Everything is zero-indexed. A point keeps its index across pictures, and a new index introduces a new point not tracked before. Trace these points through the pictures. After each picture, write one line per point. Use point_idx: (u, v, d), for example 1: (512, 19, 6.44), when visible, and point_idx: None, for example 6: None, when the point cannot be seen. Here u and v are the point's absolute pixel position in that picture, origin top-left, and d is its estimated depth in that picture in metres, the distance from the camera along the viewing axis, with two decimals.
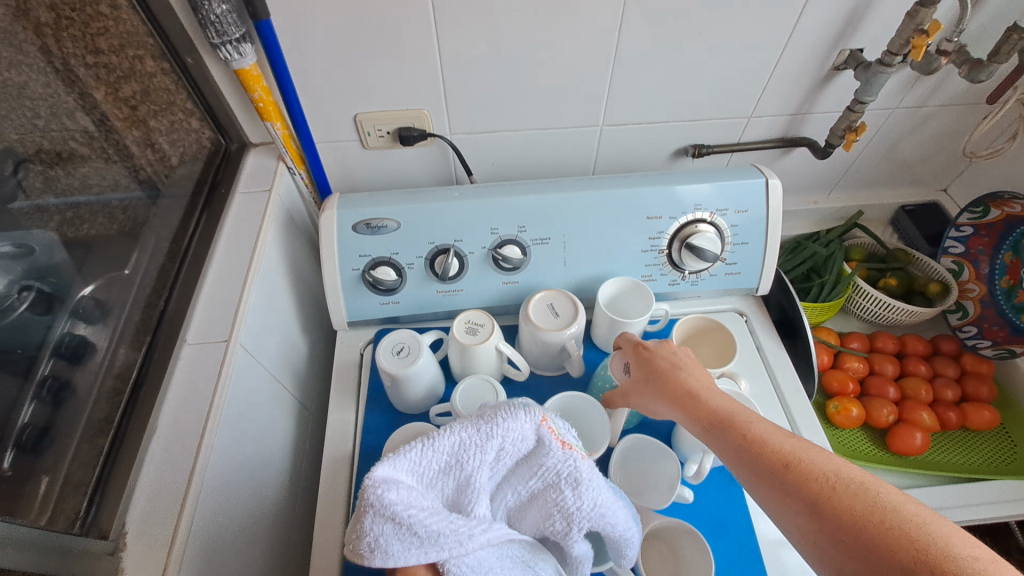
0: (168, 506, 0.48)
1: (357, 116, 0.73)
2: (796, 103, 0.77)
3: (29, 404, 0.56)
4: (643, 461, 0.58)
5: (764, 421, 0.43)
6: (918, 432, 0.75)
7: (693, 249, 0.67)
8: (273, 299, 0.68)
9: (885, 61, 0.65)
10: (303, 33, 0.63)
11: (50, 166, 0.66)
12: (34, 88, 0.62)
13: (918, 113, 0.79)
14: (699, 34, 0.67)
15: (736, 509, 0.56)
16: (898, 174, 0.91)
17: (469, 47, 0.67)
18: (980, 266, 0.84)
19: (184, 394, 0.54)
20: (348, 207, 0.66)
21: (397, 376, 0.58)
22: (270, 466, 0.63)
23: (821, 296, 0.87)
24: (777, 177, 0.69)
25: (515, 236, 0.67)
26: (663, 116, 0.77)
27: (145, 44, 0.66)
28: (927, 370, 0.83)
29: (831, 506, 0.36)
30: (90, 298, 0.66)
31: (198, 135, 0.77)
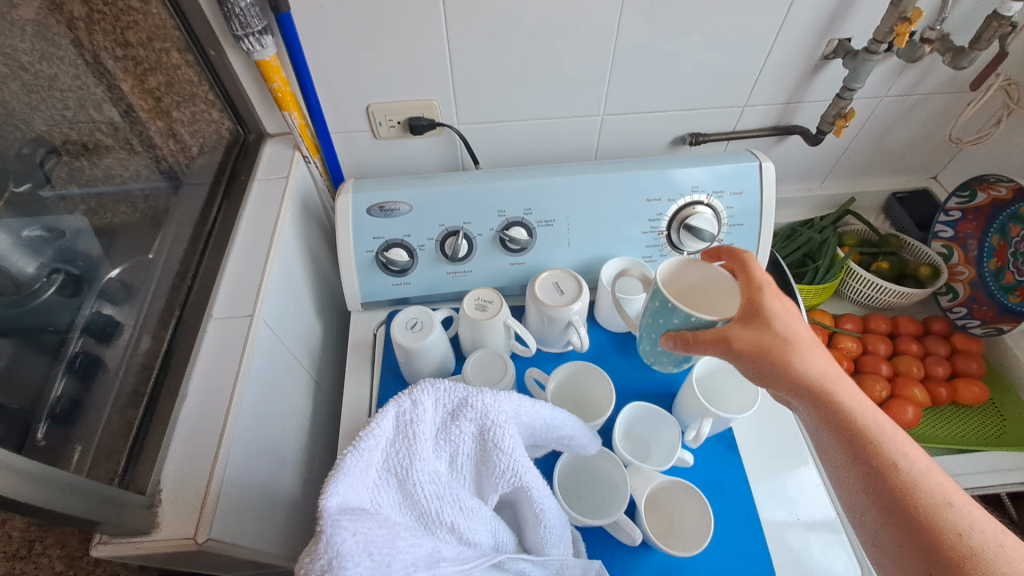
0: (199, 466, 0.51)
1: (369, 107, 0.76)
2: (788, 92, 0.81)
3: (61, 378, 0.58)
4: (645, 428, 0.62)
5: (872, 411, 0.47)
6: (910, 406, 0.78)
7: (691, 229, 0.71)
8: (291, 281, 0.71)
9: (871, 49, 0.68)
10: (319, 27, 0.67)
11: (75, 157, 0.69)
12: (64, 80, 0.66)
13: (906, 101, 0.83)
14: (694, 25, 0.71)
15: (734, 474, 0.59)
16: (889, 161, 0.94)
17: (476, 40, 0.70)
18: (969, 249, 0.87)
19: (212, 365, 0.58)
20: (362, 191, 0.69)
21: (409, 348, 0.61)
22: (289, 437, 0.66)
23: (815, 279, 0.90)
24: (770, 161, 0.72)
25: (522, 219, 0.71)
26: (661, 105, 0.81)
27: (171, 37, 0.70)
28: (918, 349, 0.86)
29: (911, 513, 0.42)
30: (116, 280, 0.69)
31: (218, 126, 0.81)
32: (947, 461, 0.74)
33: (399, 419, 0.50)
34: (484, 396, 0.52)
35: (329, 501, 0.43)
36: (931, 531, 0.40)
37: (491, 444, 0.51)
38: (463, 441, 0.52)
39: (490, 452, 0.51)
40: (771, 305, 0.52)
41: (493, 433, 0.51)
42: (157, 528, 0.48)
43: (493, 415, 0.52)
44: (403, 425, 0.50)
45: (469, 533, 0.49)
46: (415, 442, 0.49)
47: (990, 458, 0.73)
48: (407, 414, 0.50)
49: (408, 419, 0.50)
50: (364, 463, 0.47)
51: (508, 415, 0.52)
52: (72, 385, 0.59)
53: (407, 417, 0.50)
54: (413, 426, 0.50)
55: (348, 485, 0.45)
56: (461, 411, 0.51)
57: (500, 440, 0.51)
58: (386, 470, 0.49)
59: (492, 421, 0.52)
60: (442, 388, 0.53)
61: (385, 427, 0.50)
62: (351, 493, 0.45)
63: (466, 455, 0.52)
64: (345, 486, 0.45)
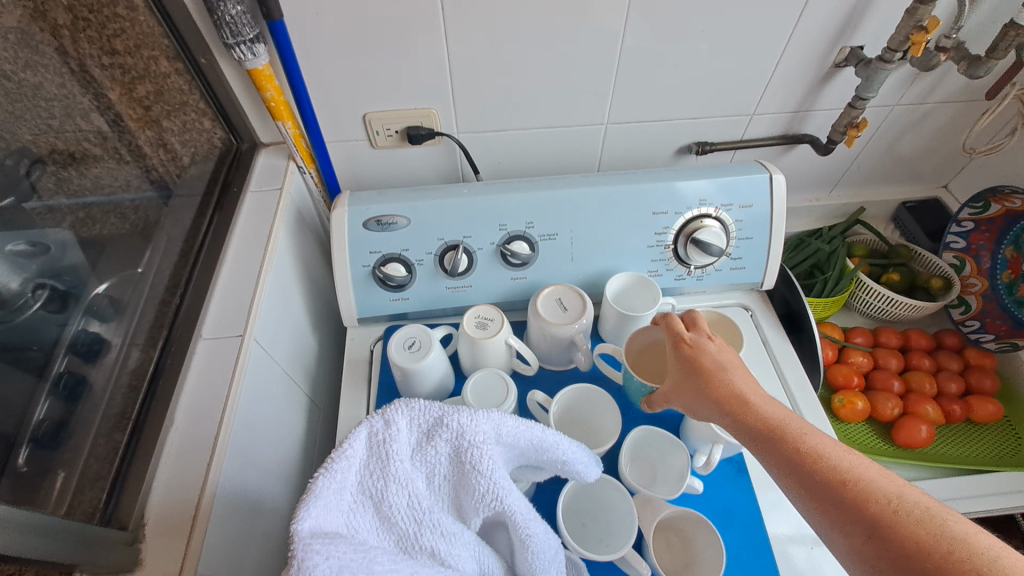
0: (186, 497, 0.49)
1: (366, 116, 0.74)
2: (797, 101, 0.78)
3: (45, 400, 0.57)
4: (652, 452, 0.59)
5: (816, 434, 0.43)
6: (923, 424, 0.76)
7: (699, 243, 0.68)
8: (285, 296, 0.69)
9: (885, 57, 0.66)
10: (314, 34, 0.64)
11: (62, 167, 0.66)
12: (49, 88, 0.63)
13: (918, 110, 0.80)
14: (702, 32, 0.69)
15: (744, 500, 0.57)
16: (899, 170, 0.92)
17: (477, 47, 0.68)
18: (982, 260, 0.85)
19: (201, 388, 0.55)
20: (358, 204, 0.67)
21: (407, 369, 0.59)
22: (282, 460, 0.63)
23: (825, 292, 0.88)
24: (781, 173, 0.70)
25: (523, 232, 0.68)
26: (667, 114, 0.78)
27: (160, 45, 0.68)
28: (930, 364, 0.84)
29: (893, 535, 0.36)
30: (104, 296, 0.67)
31: (209, 135, 0.78)
32: (962, 483, 0.71)
33: (373, 441, 0.48)
34: (460, 416, 0.49)
35: (302, 524, 0.42)
36: (919, 552, 0.34)
37: (469, 466, 0.48)
38: (441, 461, 0.50)
39: (468, 474, 0.49)
40: (696, 358, 0.53)
41: (474, 455, 0.48)
42: (140, 565, 0.46)
43: (473, 436, 0.49)
44: (378, 448, 0.48)
45: (450, 557, 0.48)
46: (391, 463, 0.48)
47: (1005, 479, 0.71)
48: (381, 437, 0.48)
49: (382, 439, 0.48)
50: (337, 486, 0.46)
51: (487, 435, 0.49)
52: (56, 407, 0.57)
53: (382, 439, 0.48)
54: (389, 446, 0.48)
55: (320, 508, 0.44)
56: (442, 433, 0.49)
57: (480, 463, 0.48)
58: (362, 492, 0.48)
59: (474, 443, 0.49)
60: (420, 407, 0.50)
61: (359, 449, 0.48)
62: (324, 517, 0.44)
63: (447, 474, 0.50)
64: (316, 509, 0.43)
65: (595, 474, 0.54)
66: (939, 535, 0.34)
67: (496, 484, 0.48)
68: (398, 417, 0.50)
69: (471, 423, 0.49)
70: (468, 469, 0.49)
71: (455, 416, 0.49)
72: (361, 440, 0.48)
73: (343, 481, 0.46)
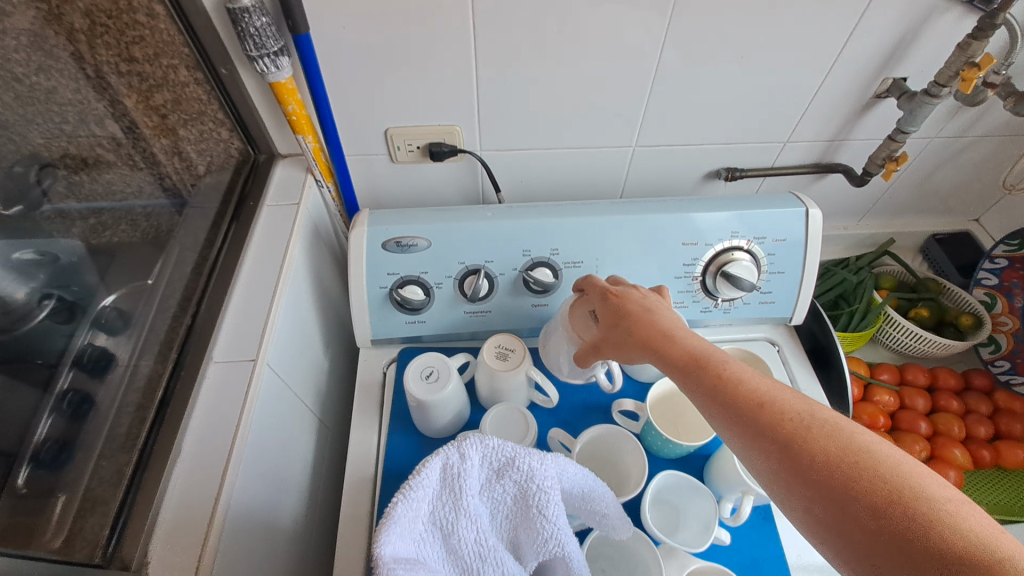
0: (192, 534, 0.47)
1: (388, 131, 0.72)
2: (833, 130, 0.76)
3: (47, 418, 0.57)
4: (678, 498, 0.57)
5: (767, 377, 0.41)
6: (951, 470, 0.73)
7: (728, 276, 0.65)
8: (298, 315, 0.66)
9: (931, 92, 0.64)
10: (340, 48, 0.62)
11: (74, 172, 0.68)
12: (64, 94, 0.63)
13: (957, 143, 0.78)
14: (741, 58, 0.66)
15: (771, 551, 0.54)
16: (931, 202, 0.89)
17: (509, 65, 0.65)
18: (1014, 299, 0.82)
19: (210, 415, 0.53)
20: (378, 224, 0.65)
21: (424, 401, 0.57)
22: (290, 488, 0.61)
23: (851, 326, 0.85)
24: (817, 207, 0.67)
25: (547, 259, 0.66)
26: (698, 138, 0.76)
27: (180, 54, 0.64)
28: (959, 406, 0.81)
29: (844, 482, 0.33)
30: (112, 308, 0.66)
31: (227, 145, 0.75)
32: None
33: (451, 472, 0.47)
34: (531, 459, 0.47)
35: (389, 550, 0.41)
36: (872, 499, 0.32)
37: (534, 509, 0.47)
38: (507, 499, 0.49)
39: (534, 518, 0.48)
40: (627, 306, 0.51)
41: (542, 499, 0.47)
42: None
43: (546, 482, 0.47)
44: (451, 482, 0.47)
45: None
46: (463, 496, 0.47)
47: None
48: (456, 471, 0.47)
49: (457, 470, 0.46)
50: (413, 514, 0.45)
51: (555, 480, 0.47)
52: (58, 425, 0.57)
53: (457, 473, 0.47)
54: (466, 481, 0.46)
55: (398, 535, 0.43)
56: (516, 473, 0.47)
57: (548, 509, 0.47)
58: (432, 521, 0.47)
59: (544, 488, 0.47)
60: (495, 445, 0.48)
61: (434, 479, 0.46)
62: (400, 544, 0.43)
63: (510, 512, 0.49)
64: (395, 536, 0.43)
65: (625, 535, 0.51)
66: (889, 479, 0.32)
67: (557, 533, 0.47)
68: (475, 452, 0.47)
69: (545, 468, 0.47)
70: (534, 513, 0.47)
71: (530, 459, 0.47)
72: (436, 472, 0.46)
73: (416, 513, 0.45)
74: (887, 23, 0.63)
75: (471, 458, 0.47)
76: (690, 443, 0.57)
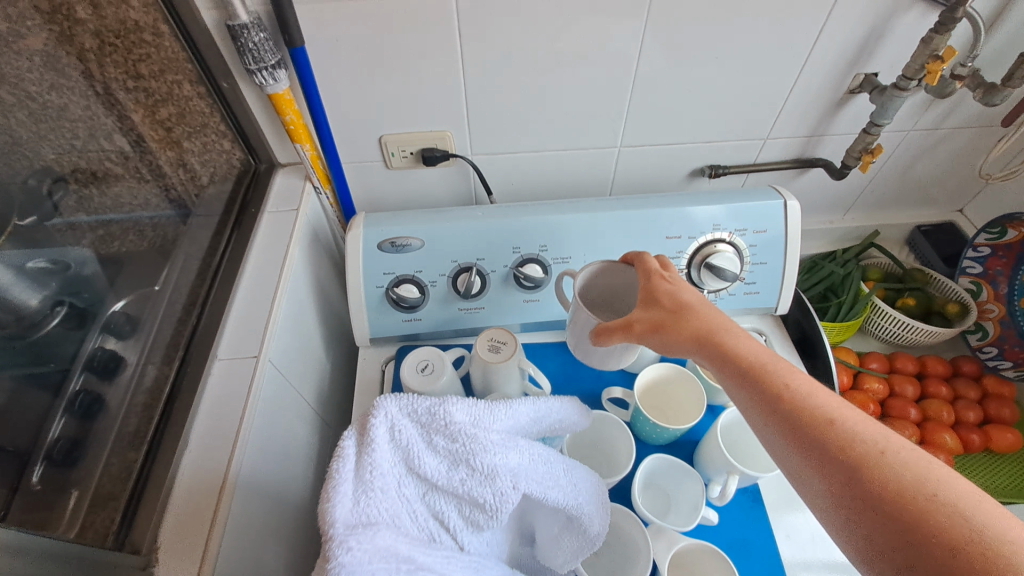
0: (200, 519, 0.49)
1: (382, 138, 0.75)
2: (811, 125, 0.78)
3: (61, 417, 0.57)
4: (668, 481, 0.59)
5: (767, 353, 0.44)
6: (941, 455, 0.76)
7: (712, 268, 0.68)
8: (298, 316, 0.69)
9: (900, 85, 0.67)
10: (334, 59, 0.66)
11: (84, 186, 0.71)
12: (74, 110, 0.67)
13: (933, 135, 0.80)
14: (714, 59, 0.69)
15: (760, 532, 0.56)
16: (913, 194, 0.91)
17: (495, 71, 0.69)
18: (999, 286, 0.84)
19: (215, 410, 0.55)
20: (374, 226, 0.68)
21: (420, 392, 0.59)
22: (293, 481, 0.63)
23: (839, 316, 0.87)
24: (795, 199, 0.70)
25: (537, 255, 0.69)
26: (680, 138, 0.79)
27: (184, 69, 0.68)
28: (948, 392, 0.83)
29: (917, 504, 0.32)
30: (121, 313, 0.68)
31: (229, 156, 0.78)
32: None
33: (416, 405, 0.47)
34: (490, 448, 0.46)
35: (361, 470, 0.43)
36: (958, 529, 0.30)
37: (470, 453, 0.46)
38: (473, 470, 0.46)
39: (496, 471, 0.46)
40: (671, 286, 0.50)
41: (507, 474, 0.46)
42: None
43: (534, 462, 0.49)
44: (379, 436, 0.45)
45: (475, 521, 0.47)
46: (443, 445, 0.46)
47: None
48: (382, 428, 0.45)
49: (439, 401, 0.47)
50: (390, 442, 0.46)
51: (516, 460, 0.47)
52: (71, 425, 0.57)
53: (386, 432, 0.46)
54: (447, 417, 0.46)
55: (376, 449, 0.45)
56: (472, 437, 0.46)
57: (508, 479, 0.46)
58: (398, 450, 0.46)
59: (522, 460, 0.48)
60: (427, 414, 0.46)
61: (381, 435, 0.45)
62: (383, 459, 0.45)
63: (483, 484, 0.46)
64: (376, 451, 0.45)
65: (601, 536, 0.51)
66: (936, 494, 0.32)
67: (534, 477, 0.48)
68: (390, 419, 0.46)
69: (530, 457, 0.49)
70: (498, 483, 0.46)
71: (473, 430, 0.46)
72: (377, 430, 0.45)
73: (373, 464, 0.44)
74: (854, 22, 0.66)
75: (394, 414, 0.46)
76: (678, 427, 0.58)
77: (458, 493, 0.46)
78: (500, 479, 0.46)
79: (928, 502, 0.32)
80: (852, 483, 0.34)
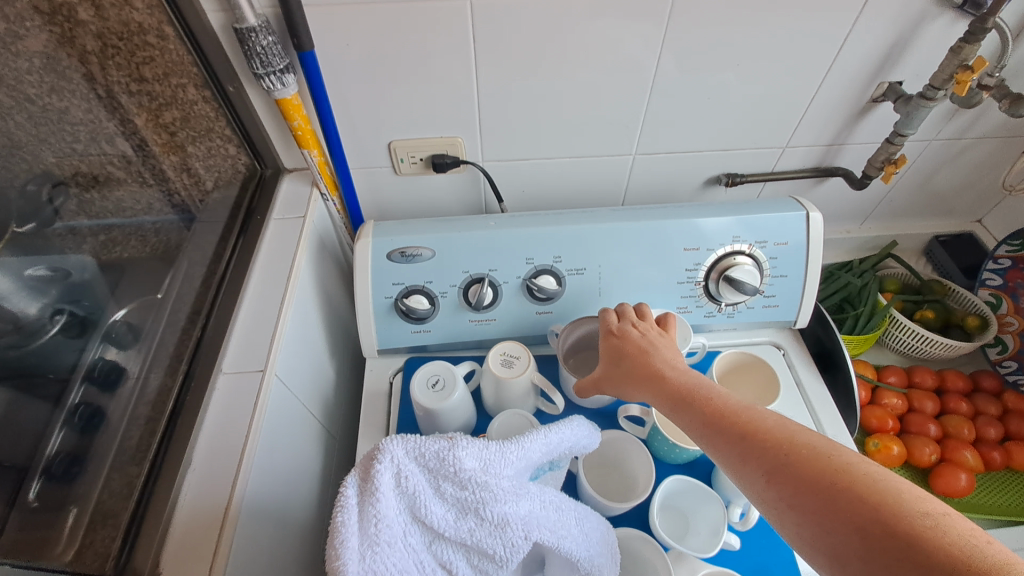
0: (203, 543, 0.47)
1: (391, 144, 0.73)
2: (832, 134, 0.76)
3: (59, 432, 0.56)
4: (686, 502, 0.57)
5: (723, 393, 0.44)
6: (962, 473, 0.74)
7: (733, 281, 0.66)
8: (305, 327, 0.67)
9: (927, 95, 0.65)
10: (344, 63, 0.64)
11: (85, 190, 0.70)
12: (76, 113, 0.65)
13: (956, 145, 0.78)
14: (736, 65, 0.67)
15: (782, 557, 0.54)
16: (932, 204, 0.90)
17: (510, 76, 0.67)
18: (1019, 299, 0.82)
19: (220, 426, 0.53)
20: (384, 235, 0.66)
21: (431, 409, 0.57)
22: (298, 497, 0.61)
23: (856, 328, 0.84)
24: (818, 211, 0.68)
25: (551, 266, 0.67)
26: (698, 145, 0.77)
27: (189, 73, 0.65)
28: (968, 408, 0.82)
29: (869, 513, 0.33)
30: (122, 322, 0.66)
31: (234, 161, 0.76)
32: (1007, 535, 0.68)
33: (427, 449, 0.44)
34: (505, 500, 0.45)
35: (371, 522, 0.42)
36: (911, 534, 0.31)
37: (481, 503, 0.44)
38: (484, 520, 0.45)
39: (509, 522, 0.45)
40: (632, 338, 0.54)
41: (519, 526, 0.45)
42: None
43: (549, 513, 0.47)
44: (385, 487, 0.43)
45: (483, 566, 0.47)
46: (454, 492, 0.45)
47: None
48: (387, 479, 0.43)
49: (450, 444, 0.44)
50: (394, 488, 0.44)
51: (531, 512, 0.46)
52: (70, 439, 0.56)
53: (393, 482, 0.44)
54: (458, 463, 0.44)
55: (384, 501, 0.43)
56: (485, 488, 0.44)
57: (520, 531, 0.46)
58: (406, 499, 0.44)
59: (536, 512, 0.47)
60: (438, 462, 0.44)
61: (387, 484, 0.43)
62: (391, 509, 0.43)
63: (494, 534, 0.45)
64: (383, 503, 0.42)
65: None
66: (887, 502, 0.32)
67: (548, 528, 0.47)
68: (398, 467, 0.44)
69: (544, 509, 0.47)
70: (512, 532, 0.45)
71: (486, 483, 0.44)
72: (383, 480, 0.43)
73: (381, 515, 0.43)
74: (881, 29, 0.64)
75: (402, 461, 0.44)
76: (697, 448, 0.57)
77: (467, 542, 0.45)
78: (512, 528, 0.45)
79: (874, 508, 0.32)
80: (803, 500, 0.35)
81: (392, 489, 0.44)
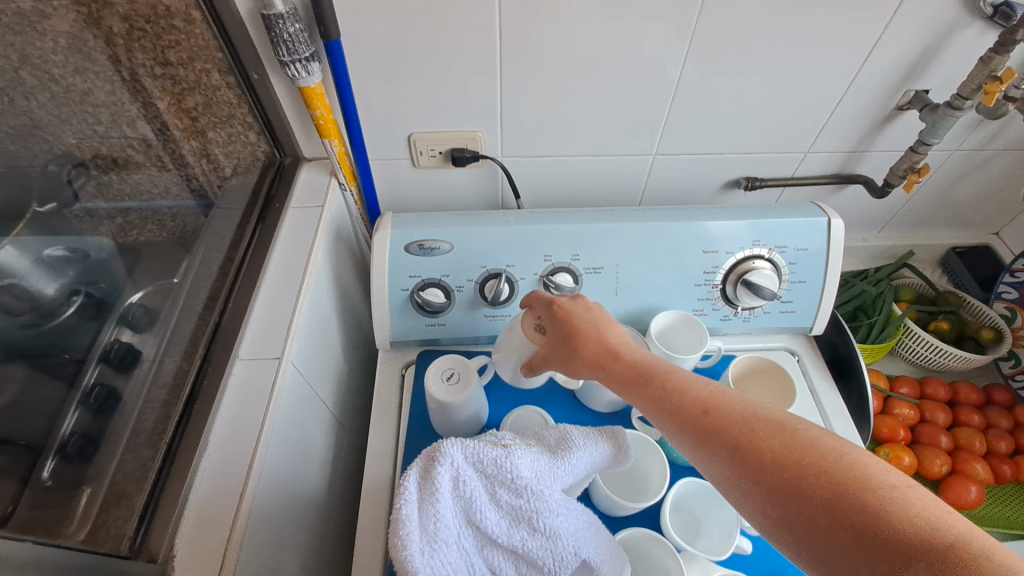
0: (217, 528, 0.47)
1: (412, 136, 0.73)
2: (854, 141, 0.76)
3: (74, 411, 0.57)
4: (697, 506, 0.57)
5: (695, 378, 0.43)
6: (973, 485, 0.74)
7: (750, 285, 0.66)
8: (320, 316, 0.67)
9: (954, 104, 0.64)
10: (369, 53, 0.63)
11: (105, 172, 0.71)
12: (98, 95, 0.64)
13: (977, 156, 0.78)
14: (762, 67, 0.66)
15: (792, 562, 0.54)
16: (951, 215, 0.89)
17: (533, 71, 0.66)
18: None
19: (235, 412, 0.53)
20: (402, 227, 0.66)
21: (445, 402, 0.57)
22: (308, 485, 0.61)
23: (869, 337, 0.84)
24: (839, 217, 0.67)
25: (568, 264, 0.66)
26: (718, 148, 0.76)
27: (214, 59, 0.65)
28: (980, 421, 0.82)
29: (840, 511, 0.31)
30: (138, 305, 0.66)
31: (254, 148, 0.75)
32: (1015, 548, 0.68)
33: (484, 455, 0.47)
34: (554, 508, 0.47)
35: (433, 513, 0.45)
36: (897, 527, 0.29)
37: (533, 512, 0.46)
38: (534, 528, 0.47)
39: (558, 532, 0.47)
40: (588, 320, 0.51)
41: (568, 538, 0.47)
42: None
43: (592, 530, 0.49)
44: (443, 485, 0.46)
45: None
46: (507, 498, 0.47)
47: None
48: (446, 478, 0.46)
49: (506, 452, 0.48)
50: (452, 491, 0.47)
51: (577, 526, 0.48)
52: (84, 419, 0.57)
53: (451, 482, 0.46)
54: (512, 469, 0.47)
55: (443, 498, 0.45)
56: (536, 495, 0.47)
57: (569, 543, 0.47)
58: (463, 502, 0.46)
59: (582, 526, 0.48)
60: (494, 468, 0.47)
61: (445, 483, 0.46)
62: (449, 508, 0.46)
63: (543, 544, 0.47)
64: (443, 500, 0.45)
65: None
66: (869, 492, 0.31)
67: (594, 545, 0.48)
68: (457, 469, 0.47)
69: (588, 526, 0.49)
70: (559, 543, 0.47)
71: (537, 489, 0.47)
72: (442, 478, 0.46)
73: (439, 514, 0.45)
74: (911, 36, 0.63)
75: (461, 463, 0.47)
76: None
77: (518, 549, 0.47)
78: (562, 540, 0.47)
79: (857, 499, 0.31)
80: (784, 490, 0.34)
81: (448, 490, 0.46)
